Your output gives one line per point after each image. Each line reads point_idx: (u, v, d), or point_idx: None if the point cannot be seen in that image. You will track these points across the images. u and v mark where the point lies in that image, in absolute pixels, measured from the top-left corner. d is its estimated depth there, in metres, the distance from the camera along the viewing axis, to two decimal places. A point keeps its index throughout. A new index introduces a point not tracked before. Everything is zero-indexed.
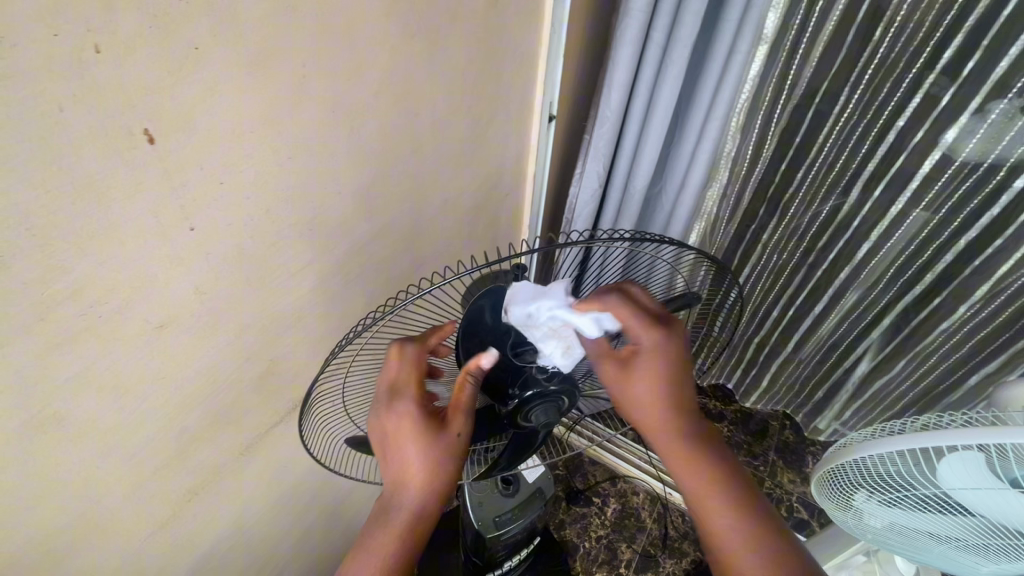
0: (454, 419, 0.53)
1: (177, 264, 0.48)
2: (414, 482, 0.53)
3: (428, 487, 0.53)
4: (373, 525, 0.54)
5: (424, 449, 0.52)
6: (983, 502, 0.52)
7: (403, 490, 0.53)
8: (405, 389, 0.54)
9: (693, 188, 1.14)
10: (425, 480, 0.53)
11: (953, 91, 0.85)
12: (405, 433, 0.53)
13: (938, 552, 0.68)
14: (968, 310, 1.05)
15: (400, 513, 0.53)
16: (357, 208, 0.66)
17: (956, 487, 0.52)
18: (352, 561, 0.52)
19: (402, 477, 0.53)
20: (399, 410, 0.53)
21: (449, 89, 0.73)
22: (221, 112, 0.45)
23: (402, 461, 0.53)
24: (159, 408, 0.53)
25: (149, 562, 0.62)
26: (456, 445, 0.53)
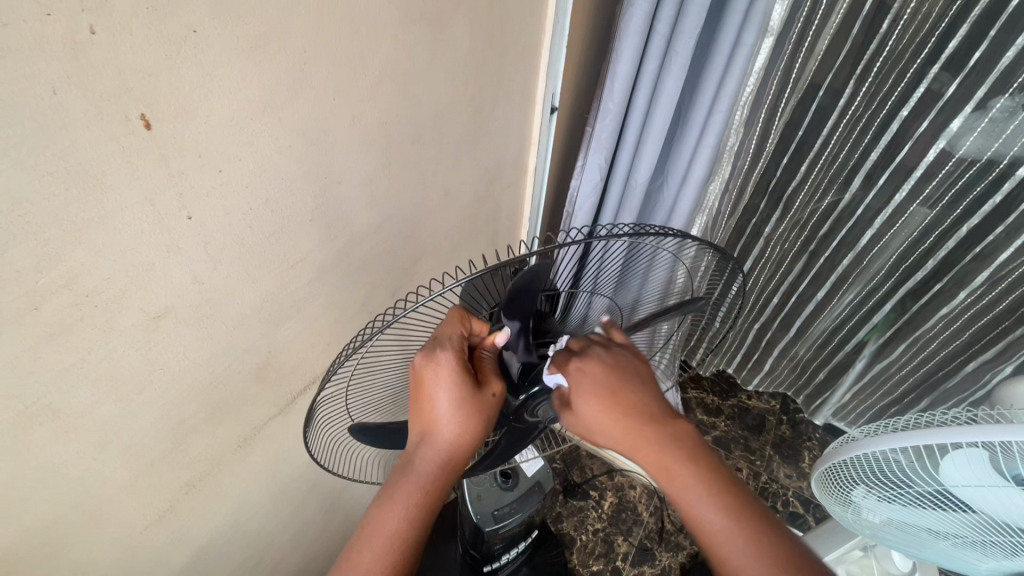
0: (493, 381, 0.53)
1: (176, 254, 0.47)
2: (447, 433, 0.52)
3: (460, 439, 0.52)
4: (398, 475, 0.53)
5: (460, 404, 0.50)
6: (983, 500, 0.52)
7: (434, 439, 0.52)
8: (448, 343, 0.50)
9: (695, 182, 1.13)
10: (458, 433, 0.52)
11: (958, 82, 0.84)
12: (445, 389, 0.50)
13: (936, 548, 0.68)
14: (968, 296, 1.06)
15: (429, 465, 0.52)
16: (358, 198, 0.65)
17: (957, 484, 0.53)
18: (374, 510, 0.51)
19: (436, 432, 0.52)
20: (441, 363, 0.49)
21: (451, 77, 0.71)
22: (221, 98, 0.44)
23: (435, 412, 0.51)
24: (156, 399, 0.52)
25: (148, 553, 0.61)
26: (492, 405, 0.53)
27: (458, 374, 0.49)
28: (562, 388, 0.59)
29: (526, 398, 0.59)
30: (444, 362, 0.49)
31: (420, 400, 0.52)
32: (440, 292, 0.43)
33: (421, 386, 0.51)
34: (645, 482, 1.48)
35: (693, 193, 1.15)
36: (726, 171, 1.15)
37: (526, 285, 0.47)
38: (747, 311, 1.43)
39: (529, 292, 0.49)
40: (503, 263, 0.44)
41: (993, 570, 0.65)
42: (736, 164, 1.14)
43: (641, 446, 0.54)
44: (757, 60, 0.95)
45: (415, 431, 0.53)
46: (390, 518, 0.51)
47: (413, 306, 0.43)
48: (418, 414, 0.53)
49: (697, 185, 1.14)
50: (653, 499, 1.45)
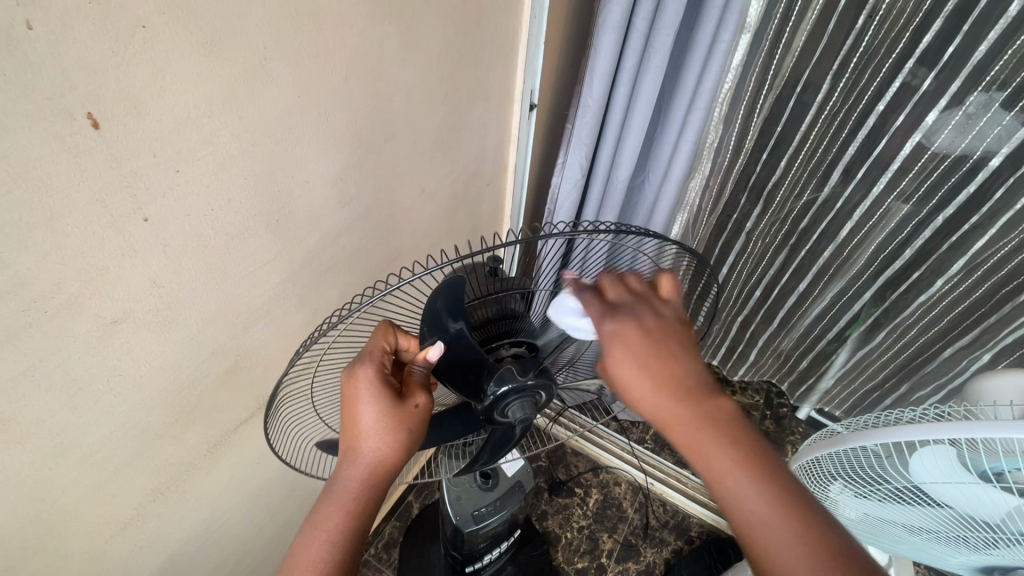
0: (416, 392, 0.53)
1: (131, 257, 0.46)
2: (369, 452, 0.51)
3: (382, 457, 0.51)
4: (320, 501, 0.51)
5: (382, 418, 0.50)
6: (953, 495, 0.52)
7: (354, 460, 0.51)
8: (367, 357, 0.52)
9: (676, 179, 1.13)
10: (382, 450, 0.51)
11: (933, 76, 0.85)
12: (363, 401, 0.50)
13: (910, 543, 0.69)
14: (945, 283, 1.07)
15: (350, 485, 0.51)
16: (328, 195, 0.64)
17: (927, 480, 0.53)
18: (300, 540, 0.50)
19: (357, 448, 0.51)
20: (355, 378, 0.51)
21: (425, 79, 0.71)
22: (177, 97, 0.43)
23: (356, 429, 0.51)
24: (116, 405, 0.51)
25: (113, 563, 0.60)
26: (415, 417, 0.52)
27: (376, 385, 0.50)
28: (532, 384, 0.55)
29: (493, 400, 0.53)
30: (362, 374, 0.51)
31: (343, 417, 0.52)
32: (402, 283, 0.43)
33: (342, 403, 0.52)
34: (630, 479, 1.48)
35: (673, 190, 1.15)
36: (706, 166, 1.16)
37: (451, 291, 0.50)
38: (729, 306, 1.44)
39: (454, 299, 0.50)
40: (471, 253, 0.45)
41: (965, 565, 0.65)
42: (716, 160, 1.15)
43: (676, 420, 0.51)
44: (735, 57, 0.96)
45: (340, 453, 0.53)
46: (310, 545, 0.49)
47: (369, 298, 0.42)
48: (343, 433, 0.53)
49: (678, 181, 1.13)
50: (638, 495, 1.45)
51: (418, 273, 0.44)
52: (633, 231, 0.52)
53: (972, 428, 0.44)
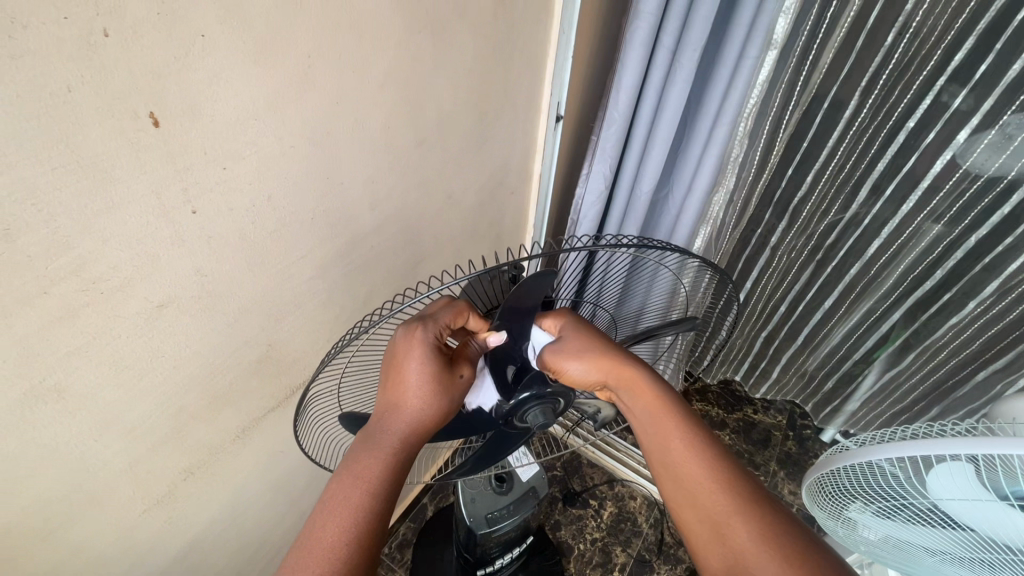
0: (464, 364, 0.55)
1: (179, 247, 0.49)
2: (412, 410, 0.52)
3: (424, 418, 0.52)
4: (358, 451, 0.51)
5: (432, 381, 0.52)
6: (974, 516, 0.52)
7: (398, 415, 0.52)
8: (433, 322, 0.51)
9: (700, 193, 1.13)
10: (424, 411, 0.52)
11: (964, 94, 0.84)
12: (422, 364, 0.51)
13: (929, 568, 0.67)
14: (977, 306, 1.04)
15: (392, 438, 0.51)
16: (360, 197, 0.67)
17: (945, 500, 0.52)
18: (334, 486, 0.48)
19: (403, 407, 0.51)
20: (423, 338, 0.50)
21: (457, 92, 0.75)
22: (228, 100, 0.47)
23: (407, 385, 0.51)
24: (156, 386, 0.54)
25: (145, 537, 0.63)
26: (459, 386, 0.55)
27: (434, 349, 0.51)
28: (551, 392, 0.61)
29: (514, 404, 0.59)
30: (424, 337, 0.50)
31: (390, 373, 0.52)
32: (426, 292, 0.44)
33: (393, 361, 0.51)
34: (646, 494, 1.47)
35: (698, 204, 1.15)
36: (730, 181, 1.15)
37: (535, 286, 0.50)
38: (753, 321, 1.43)
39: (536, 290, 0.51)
40: (497, 265, 0.46)
41: None
42: (740, 175, 1.14)
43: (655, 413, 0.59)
44: (761, 73, 0.96)
45: (381, 407, 0.53)
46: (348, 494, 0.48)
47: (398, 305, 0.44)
48: (383, 390, 0.53)
49: (702, 195, 1.13)
50: (653, 510, 1.44)
51: (447, 283, 0.45)
52: (654, 246, 0.53)
53: (989, 445, 0.44)
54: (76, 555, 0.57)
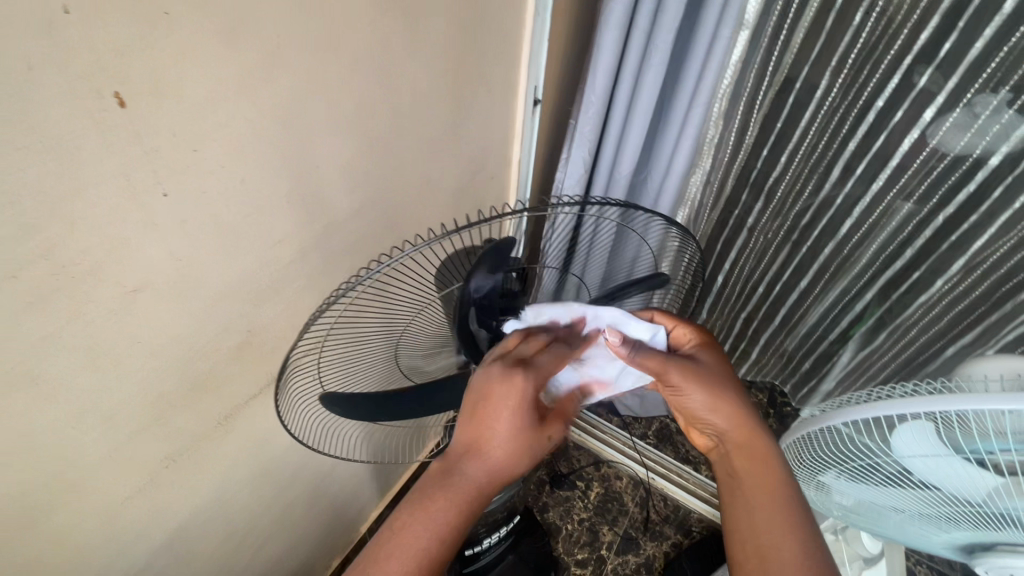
0: (555, 427, 0.62)
1: (152, 230, 0.49)
2: (497, 456, 0.58)
3: (505, 464, 0.58)
4: (434, 487, 0.57)
5: (518, 431, 0.58)
6: (943, 475, 0.54)
7: (480, 456, 0.58)
8: (540, 372, 0.57)
9: (678, 174, 1.14)
10: (506, 459, 0.58)
11: (929, 72, 0.86)
12: (512, 414, 0.56)
13: (895, 525, 0.70)
14: (946, 283, 1.08)
15: (470, 479, 0.57)
16: (337, 180, 0.67)
17: (912, 457, 0.55)
18: (410, 516, 0.55)
19: (485, 452, 0.58)
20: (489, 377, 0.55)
21: (432, 74, 0.75)
22: (194, 81, 0.46)
23: (495, 427, 0.57)
24: (134, 372, 0.54)
25: (128, 527, 0.63)
26: (542, 444, 0.61)
27: (532, 400, 0.57)
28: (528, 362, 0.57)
29: None
30: (521, 382, 0.55)
31: (476, 414, 0.57)
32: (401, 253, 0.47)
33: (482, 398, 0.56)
34: (632, 473, 1.50)
35: (675, 186, 1.17)
36: (706, 163, 1.18)
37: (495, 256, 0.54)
38: (733, 300, 1.45)
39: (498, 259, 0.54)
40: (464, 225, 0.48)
41: (947, 544, 0.67)
42: (716, 156, 1.17)
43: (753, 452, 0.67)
44: (734, 52, 0.98)
45: (461, 446, 0.59)
46: (440, 507, 0.55)
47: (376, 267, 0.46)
48: (465, 433, 0.58)
49: (679, 177, 1.15)
50: (639, 489, 1.47)
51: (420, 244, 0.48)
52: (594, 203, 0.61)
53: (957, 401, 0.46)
54: (60, 545, 0.56)
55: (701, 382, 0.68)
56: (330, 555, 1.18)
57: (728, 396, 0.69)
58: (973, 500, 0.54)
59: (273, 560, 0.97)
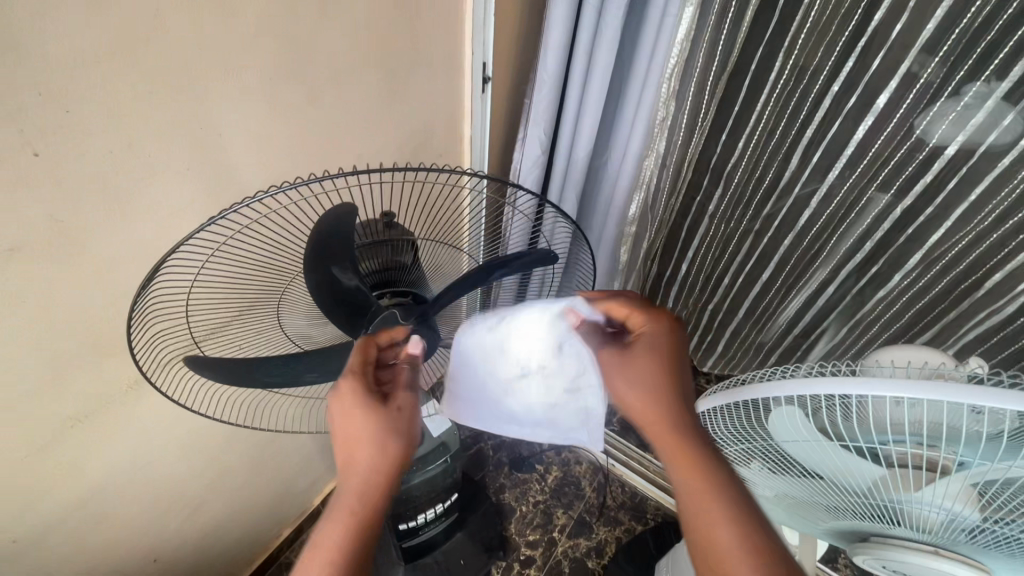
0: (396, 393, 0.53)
1: (25, 189, 0.50)
2: (365, 469, 0.50)
3: (383, 474, 0.50)
4: (321, 519, 0.48)
5: (369, 426, 0.50)
6: (830, 463, 0.55)
7: (355, 471, 0.50)
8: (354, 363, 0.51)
9: (633, 156, 1.12)
10: (379, 466, 0.50)
11: (881, 56, 0.83)
12: (357, 415, 0.50)
13: (790, 510, 0.73)
14: (904, 278, 1.05)
15: (352, 500, 0.49)
16: (246, 150, 0.67)
17: (801, 444, 0.54)
18: (297, 562, 0.46)
19: (353, 464, 0.50)
20: (347, 385, 0.51)
21: (354, 44, 0.74)
22: (61, 39, 0.47)
23: (353, 438, 0.50)
24: (20, 329, 0.55)
25: (34, 482, 0.65)
26: (397, 420, 0.52)
27: (358, 389, 0.51)
28: (408, 331, 0.57)
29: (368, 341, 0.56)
30: (348, 378, 0.51)
31: (336, 435, 0.51)
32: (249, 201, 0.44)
33: (333, 420, 0.51)
34: (592, 459, 1.50)
35: (631, 167, 1.14)
36: (660, 145, 1.12)
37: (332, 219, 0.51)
38: (699, 291, 1.42)
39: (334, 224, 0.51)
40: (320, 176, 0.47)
41: (832, 529, 0.69)
42: (670, 139, 1.11)
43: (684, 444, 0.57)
44: (680, 31, 0.94)
45: (337, 469, 0.51)
46: (328, 537, 0.47)
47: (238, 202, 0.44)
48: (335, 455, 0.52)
49: (635, 159, 1.13)
50: (597, 475, 1.47)
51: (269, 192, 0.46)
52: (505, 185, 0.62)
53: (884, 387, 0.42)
54: None
55: (631, 370, 0.62)
56: (279, 526, 1.20)
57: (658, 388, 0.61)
58: (856, 491, 0.55)
59: (209, 527, 0.99)
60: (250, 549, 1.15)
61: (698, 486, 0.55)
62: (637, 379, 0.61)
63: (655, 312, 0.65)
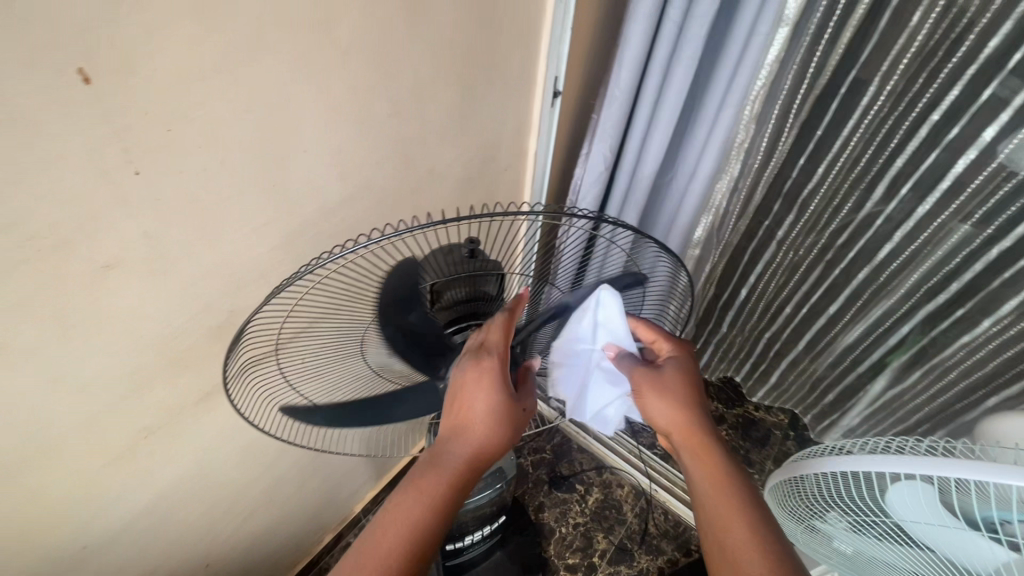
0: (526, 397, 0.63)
1: (123, 208, 0.49)
2: (473, 437, 0.58)
3: (484, 445, 0.58)
4: (424, 467, 0.57)
5: (495, 420, 0.58)
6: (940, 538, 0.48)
7: (462, 437, 0.58)
8: (493, 350, 0.57)
9: (704, 176, 1.08)
10: (486, 436, 0.58)
11: (994, 86, 0.76)
12: (488, 395, 0.57)
13: None
14: (992, 325, 0.95)
15: (456, 460, 0.57)
16: (327, 168, 0.66)
17: (924, 526, 0.48)
18: (400, 492, 0.55)
19: (469, 433, 0.58)
20: (490, 365, 0.57)
21: (436, 60, 0.72)
22: (167, 59, 0.46)
23: (468, 410, 0.57)
24: (107, 343, 0.55)
25: (107, 490, 0.65)
26: (522, 417, 0.62)
27: (500, 377, 0.57)
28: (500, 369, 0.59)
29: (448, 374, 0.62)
30: (488, 362, 0.57)
31: (456, 404, 0.58)
32: (344, 252, 0.44)
33: (458, 393, 0.58)
34: (634, 483, 1.45)
35: (700, 189, 1.10)
36: (734, 168, 1.11)
37: (404, 275, 0.55)
38: (758, 317, 1.35)
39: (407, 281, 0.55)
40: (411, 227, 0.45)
41: None
42: (746, 162, 1.10)
43: (705, 452, 0.62)
44: (771, 51, 0.90)
45: (447, 431, 0.59)
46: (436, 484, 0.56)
47: (366, 242, 0.45)
48: (449, 417, 0.59)
49: (706, 178, 1.08)
50: (639, 500, 1.42)
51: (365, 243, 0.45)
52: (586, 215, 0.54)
53: (958, 468, 0.39)
54: (36, 503, 0.59)
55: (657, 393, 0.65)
56: (322, 531, 1.20)
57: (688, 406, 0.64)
58: None
59: (260, 533, 1.00)
60: (291, 554, 1.15)
61: (713, 481, 0.60)
62: (670, 402, 0.64)
63: (678, 340, 0.70)
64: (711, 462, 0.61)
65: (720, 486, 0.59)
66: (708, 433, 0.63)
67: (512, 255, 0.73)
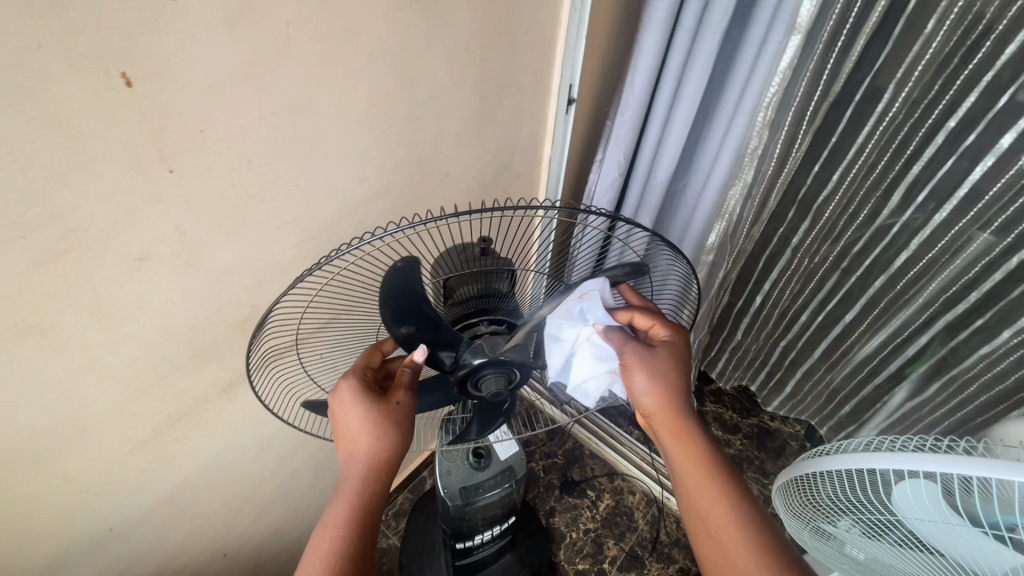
0: (398, 391, 0.61)
1: (157, 203, 0.52)
2: (358, 455, 0.59)
3: (370, 455, 0.59)
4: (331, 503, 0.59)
5: (367, 427, 0.58)
6: (948, 538, 0.48)
7: (352, 461, 0.59)
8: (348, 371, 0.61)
9: (716, 184, 1.10)
10: (366, 447, 0.59)
11: (1012, 93, 0.76)
12: (351, 409, 0.59)
13: None
14: (1014, 335, 0.93)
15: (353, 481, 0.58)
16: (347, 170, 0.68)
17: (930, 524, 0.48)
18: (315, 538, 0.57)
19: (354, 451, 0.59)
20: (344, 387, 0.59)
21: (453, 66, 0.74)
22: (200, 64, 0.49)
23: (346, 431, 0.59)
24: (137, 332, 0.58)
25: (133, 474, 0.68)
26: (398, 411, 0.61)
27: (357, 391, 0.59)
28: (507, 363, 0.60)
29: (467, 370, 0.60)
30: (345, 385, 0.60)
31: (337, 431, 0.60)
32: (354, 247, 0.46)
33: (335, 421, 0.60)
34: (646, 490, 1.44)
35: (712, 197, 1.13)
36: (748, 175, 1.04)
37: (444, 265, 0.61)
38: (773, 324, 1.34)
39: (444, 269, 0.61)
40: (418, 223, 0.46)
41: None
42: (759, 170, 1.03)
43: (689, 445, 0.66)
44: (784, 59, 0.88)
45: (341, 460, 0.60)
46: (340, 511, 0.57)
47: (378, 236, 0.46)
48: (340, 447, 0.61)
49: (719, 187, 1.10)
50: (651, 507, 1.41)
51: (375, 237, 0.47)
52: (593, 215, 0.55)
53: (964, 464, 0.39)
54: (66, 484, 0.62)
55: (645, 367, 0.65)
56: None
57: (670, 386, 0.66)
58: None
59: (275, 525, 1.02)
60: None
61: (699, 477, 0.64)
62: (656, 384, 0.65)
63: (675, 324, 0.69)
64: (695, 452, 0.66)
65: (704, 481, 0.64)
66: (691, 419, 0.67)
67: (527, 255, 0.75)
